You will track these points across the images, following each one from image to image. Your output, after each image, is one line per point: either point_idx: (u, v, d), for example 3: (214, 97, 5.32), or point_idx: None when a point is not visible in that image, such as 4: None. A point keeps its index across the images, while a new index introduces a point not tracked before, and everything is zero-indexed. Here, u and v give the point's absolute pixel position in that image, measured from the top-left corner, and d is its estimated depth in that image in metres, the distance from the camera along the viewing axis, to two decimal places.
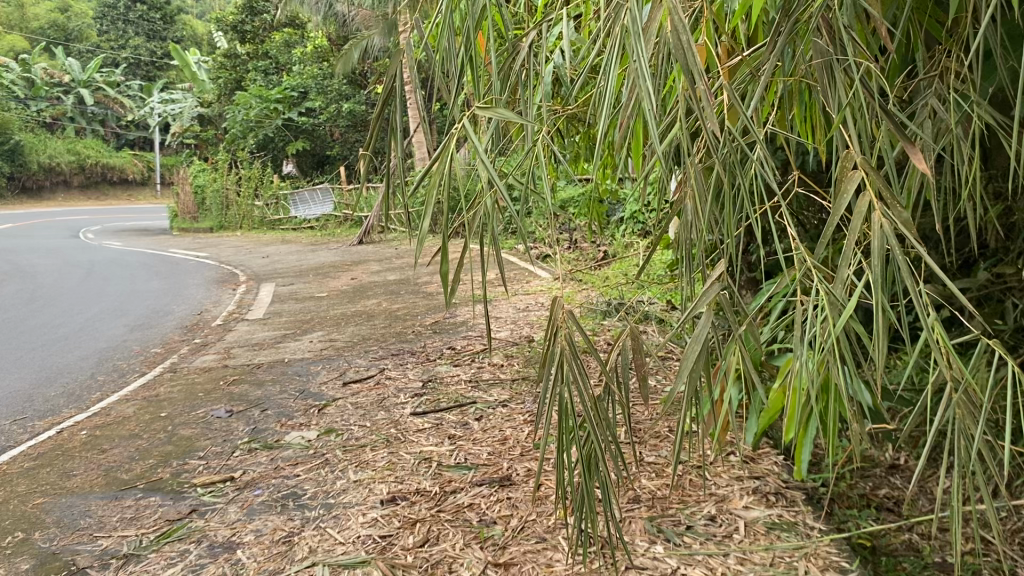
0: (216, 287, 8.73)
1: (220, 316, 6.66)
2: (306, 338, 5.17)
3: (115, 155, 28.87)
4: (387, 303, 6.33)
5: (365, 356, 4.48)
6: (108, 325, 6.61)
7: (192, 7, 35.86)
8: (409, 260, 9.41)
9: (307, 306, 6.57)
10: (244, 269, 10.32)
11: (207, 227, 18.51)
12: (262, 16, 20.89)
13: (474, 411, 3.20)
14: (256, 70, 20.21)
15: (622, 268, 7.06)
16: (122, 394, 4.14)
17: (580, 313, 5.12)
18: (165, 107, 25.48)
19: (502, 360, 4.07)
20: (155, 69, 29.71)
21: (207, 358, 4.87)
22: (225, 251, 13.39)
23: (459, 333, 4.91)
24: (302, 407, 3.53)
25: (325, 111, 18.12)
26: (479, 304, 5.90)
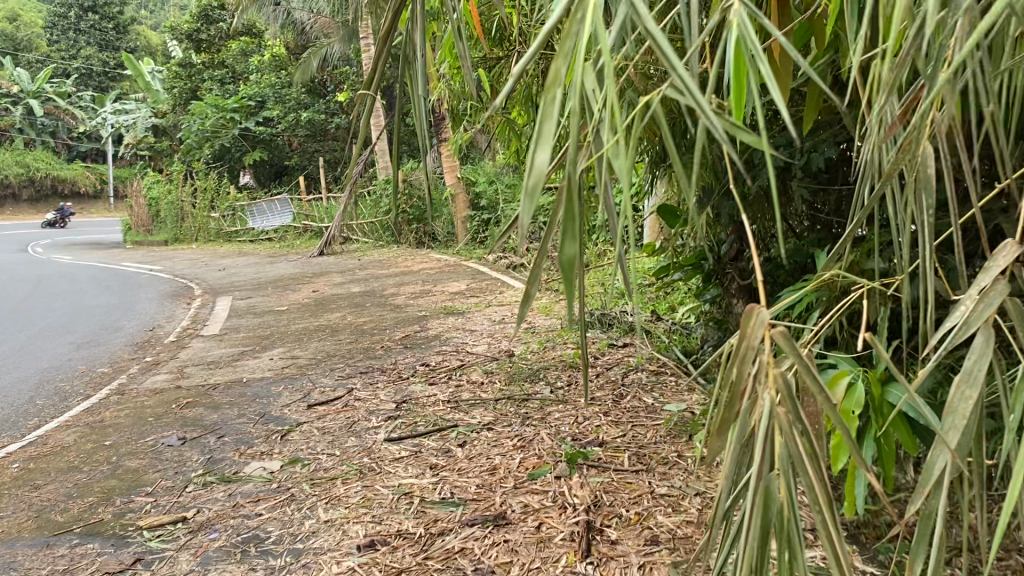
0: (170, 301, 8.30)
1: (174, 332, 6.26)
2: (266, 355, 4.82)
3: (65, 168, 28.10)
4: (352, 317, 6.00)
5: (331, 374, 4.14)
6: (51, 343, 6.17)
7: (146, 19, 35.21)
8: (373, 271, 9.06)
9: (267, 321, 6.21)
10: (199, 282, 9.88)
11: (161, 239, 17.91)
12: (218, 25, 20.47)
13: (457, 435, 2.90)
14: (212, 80, 19.75)
15: (596, 277, 6.84)
16: (62, 421, 3.75)
17: (560, 325, 4.85)
18: (118, 119, 24.86)
19: (483, 377, 3.77)
20: (107, 80, 28.97)
21: (158, 378, 4.49)
22: (179, 264, 12.89)
23: (432, 347, 4.60)
24: (263, 433, 3.19)
25: (283, 120, 17.75)
26: (451, 316, 5.61)
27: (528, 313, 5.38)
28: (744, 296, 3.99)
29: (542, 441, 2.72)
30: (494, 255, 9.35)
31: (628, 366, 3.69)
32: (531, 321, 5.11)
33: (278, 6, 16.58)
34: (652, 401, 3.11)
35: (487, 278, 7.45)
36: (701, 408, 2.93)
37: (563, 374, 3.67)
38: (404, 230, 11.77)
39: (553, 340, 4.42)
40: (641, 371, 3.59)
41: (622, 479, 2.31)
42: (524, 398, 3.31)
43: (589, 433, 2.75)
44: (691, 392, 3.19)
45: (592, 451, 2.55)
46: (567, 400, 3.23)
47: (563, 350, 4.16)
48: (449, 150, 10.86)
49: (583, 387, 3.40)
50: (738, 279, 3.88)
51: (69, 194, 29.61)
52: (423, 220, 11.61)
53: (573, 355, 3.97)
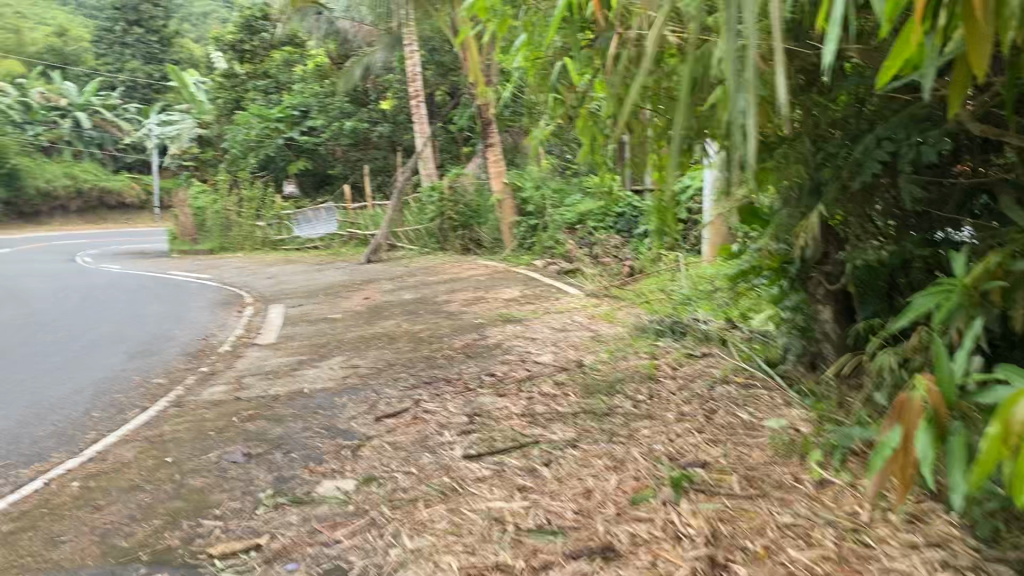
0: (222, 310, 8.24)
1: (227, 341, 6.15)
2: (324, 365, 4.65)
3: (112, 179, 28.59)
4: (408, 324, 5.83)
5: (395, 385, 3.96)
6: (105, 353, 6.10)
7: (190, 32, 35.66)
8: (423, 277, 8.91)
9: (322, 329, 6.06)
10: (249, 290, 9.83)
11: (207, 249, 18.03)
12: (260, 35, 20.53)
13: (540, 453, 2.69)
14: (256, 90, 19.79)
15: (658, 283, 6.60)
16: (120, 435, 3.61)
17: (629, 333, 4.62)
18: (163, 130, 25.13)
19: (556, 388, 3.55)
20: (152, 92, 29.35)
21: (215, 389, 4.35)
22: (227, 273, 12.88)
23: (496, 356, 4.40)
24: (331, 450, 3.02)
25: (327, 128, 17.73)
26: (510, 324, 5.39)
27: (592, 320, 5.15)
28: (832, 302, 3.78)
29: (635, 460, 2.51)
30: (543, 262, 9.15)
31: (712, 378, 3.47)
32: (597, 328, 4.89)
33: (320, 15, 16.56)
34: (748, 416, 2.90)
35: (543, 285, 7.24)
36: (806, 426, 2.70)
37: (644, 385, 3.45)
38: (451, 236, 11.61)
39: (625, 348, 4.19)
40: (727, 384, 3.36)
41: (737, 506, 2.09)
42: (605, 412, 3.08)
43: (688, 452, 2.55)
44: (791, 407, 2.95)
45: (698, 474, 2.34)
46: (653, 414, 3.01)
47: (639, 359, 3.92)
48: (497, 156, 10.68)
49: (667, 401, 3.18)
50: (825, 283, 3.74)
51: (115, 206, 30.16)
52: (470, 226, 11.46)
53: (650, 364, 3.75)
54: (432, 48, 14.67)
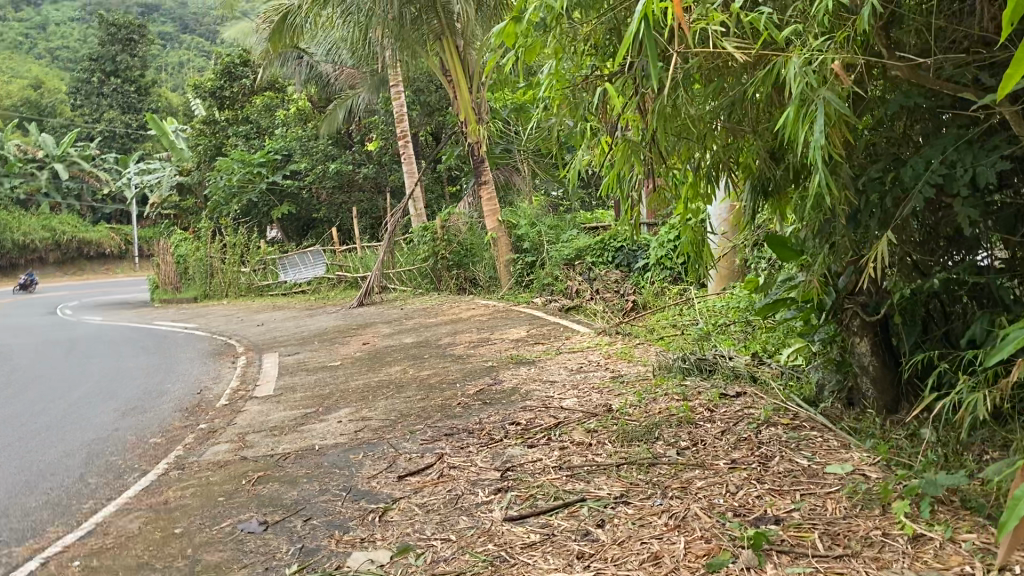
0: (213, 361, 7.98)
1: (224, 395, 5.87)
2: (332, 418, 4.41)
3: (91, 230, 28.30)
4: (413, 370, 5.58)
5: (413, 438, 3.72)
6: (94, 411, 5.83)
7: (169, 83, 35.63)
8: (420, 319, 8.68)
9: (322, 379, 5.80)
10: (240, 339, 9.57)
11: (191, 296, 17.73)
12: (240, 81, 20.44)
13: (590, 512, 2.47)
14: (237, 135, 19.62)
15: (666, 318, 6.43)
16: (120, 504, 3.35)
17: (652, 373, 4.40)
18: (143, 179, 24.89)
19: (587, 437, 3.32)
20: (131, 142, 29.20)
21: (218, 449, 4.09)
22: (214, 321, 12.60)
23: (515, 402, 4.17)
24: (357, 515, 2.78)
25: (310, 172, 17.46)
26: (522, 366, 5.18)
27: (609, 360, 4.95)
28: (869, 334, 3.59)
29: (698, 518, 2.31)
30: (543, 299, 8.98)
31: (754, 420, 3.27)
32: (617, 368, 4.68)
33: (301, 58, 16.68)
34: (807, 462, 2.70)
35: (549, 324, 7.04)
36: (875, 472, 2.52)
37: (683, 431, 3.24)
38: (445, 276, 11.43)
39: (652, 390, 3.97)
40: (773, 426, 3.16)
41: (829, 570, 1.89)
42: (651, 463, 2.87)
43: (756, 507, 2.34)
44: (851, 451, 2.77)
45: (774, 531, 2.13)
46: (702, 463, 2.81)
47: (671, 401, 3.70)
48: (489, 194, 10.54)
49: (714, 448, 2.97)
50: (861, 314, 3.55)
51: (95, 256, 29.85)
52: (463, 265, 11.27)
53: (684, 408, 3.53)
54: (417, 89, 14.62)
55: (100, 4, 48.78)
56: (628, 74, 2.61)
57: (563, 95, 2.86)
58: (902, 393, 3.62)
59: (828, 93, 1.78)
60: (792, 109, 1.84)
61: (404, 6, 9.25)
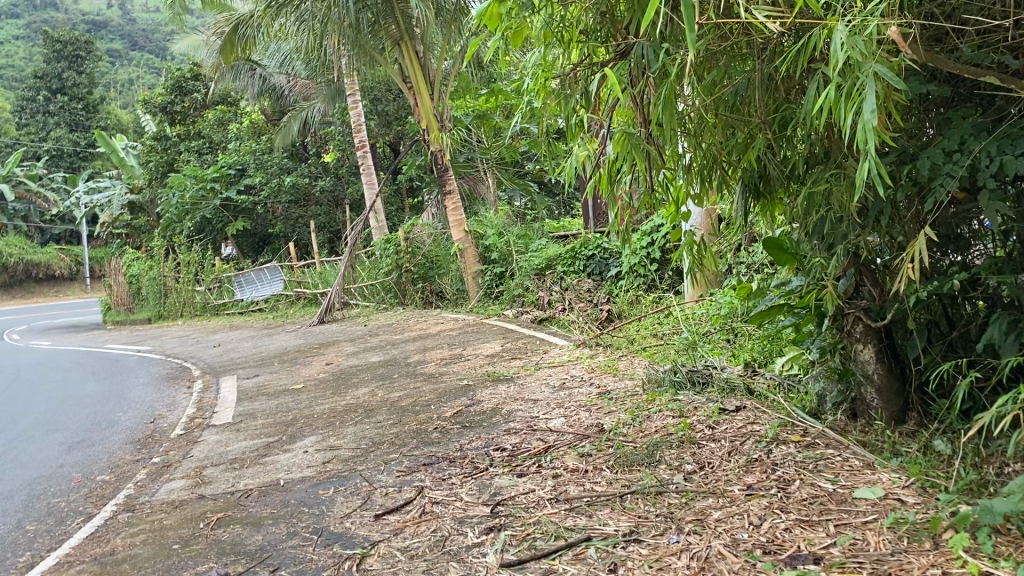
0: (168, 385, 7.56)
1: (179, 424, 5.48)
2: (297, 448, 4.06)
3: (40, 252, 27.46)
4: (383, 392, 5.25)
5: (388, 468, 3.40)
6: (38, 446, 5.40)
7: (117, 99, 34.74)
8: (386, 336, 8.33)
9: (286, 403, 5.44)
10: (196, 361, 9.13)
11: (145, 317, 17.13)
12: (192, 95, 19.84)
13: (598, 553, 2.19)
14: (189, 151, 19.08)
15: (644, 327, 6.18)
16: (59, 556, 2.98)
17: (641, 387, 4.13)
18: (92, 198, 24.15)
19: (581, 463, 3.04)
20: (79, 160, 28.36)
21: (172, 487, 3.72)
22: (169, 343, 12.11)
23: (497, 425, 3.86)
24: (331, 563, 2.45)
25: (266, 186, 16.98)
26: (500, 384, 4.88)
27: (593, 374, 4.69)
28: (872, 340, 3.37)
29: (723, 558, 2.04)
30: (513, 311, 8.70)
31: (761, 437, 3.01)
32: (602, 383, 4.40)
33: (254, 70, 16.21)
34: (831, 486, 2.46)
35: (522, 337, 6.76)
36: (911, 496, 2.29)
37: (686, 452, 2.97)
38: (410, 290, 11.10)
39: (644, 407, 3.71)
40: (784, 443, 2.91)
41: None
42: (658, 492, 2.59)
43: (789, 543, 2.08)
44: (878, 472, 2.55)
45: (815, 573, 1.88)
46: (714, 490, 2.55)
47: (667, 418, 3.44)
48: (453, 205, 10.24)
49: (726, 472, 2.72)
50: (864, 319, 3.33)
51: (44, 278, 28.96)
52: (428, 278, 10.93)
53: (683, 425, 3.27)
54: (375, 100, 14.25)
55: (45, 21, 47.59)
56: (626, 55, 2.38)
57: (550, 85, 2.62)
58: (909, 402, 3.40)
59: (879, 66, 1.54)
60: (835, 84, 1.62)
61: (360, 12, 8.91)
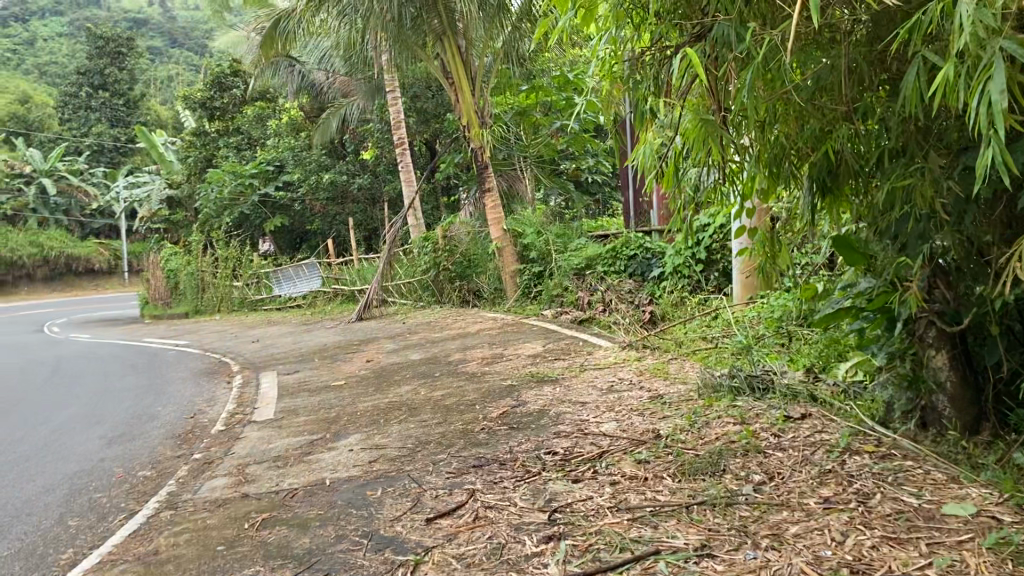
0: (207, 380, 7.54)
1: (219, 420, 5.42)
2: (341, 447, 3.96)
3: (80, 246, 27.86)
4: (426, 391, 5.15)
5: (436, 470, 3.29)
6: (79, 439, 5.38)
7: (157, 96, 35.12)
8: (425, 334, 8.24)
9: (327, 400, 5.36)
10: (234, 356, 9.12)
11: (182, 312, 17.27)
12: (231, 91, 19.97)
13: (669, 568, 2.05)
14: (228, 147, 19.18)
15: (693, 330, 6.02)
16: (102, 553, 2.91)
17: (696, 392, 3.98)
18: (132, 193, 24.41)
19: (639, 470, 2.91)
20: (120, 156, 28.69)
21: (215, 484, 3.64)
22: (207, 337, 12.16)
23: (546, 427, 3.73)
24: (383, 570, 2.35)
25: (304, 183, 17.00)
26: (546, 385, 4.75)
27: (643, 377, 4.55)
28: (947, 345, 3.21)
29: None
30: (553, 310, 8.58)
31: (832, 447, 2.88)
32: (653, 387, 4.26)
33: (293, 67, 16.24)
34: (916, 501, 2.30)
35: (564, 337, 6.62)
36: (1007, 513, 2.13)
37: (752, 462, 2.84)
38: (447, 288, 11.03)
39: (702, 412, 3.57)
40: (858, 454, 2.77)
41: None
42: (727, 503, 2.45)
43: (880, 562, 1.93)
44: (966, 486, 2.37)
45: None
46: (788, 503, 2.40)
47: (728, 425, 3.31)
48: (492, 201, 10.10)
49: (799, 484, 2.58)
50: (938, 323, 3.17)
51: (83, 272, 29.39)
52: (466, 277, 10.86)
53: (746, 433, 3.12)
54: (414, 97, 14.19)
55: (88, 19, 48.24)
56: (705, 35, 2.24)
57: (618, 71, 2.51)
58: (983, 410, 3.24)
59: (1008, 41, 1.43)
60: (955, 64, 1.51)
61: (403, 6, 8.83)
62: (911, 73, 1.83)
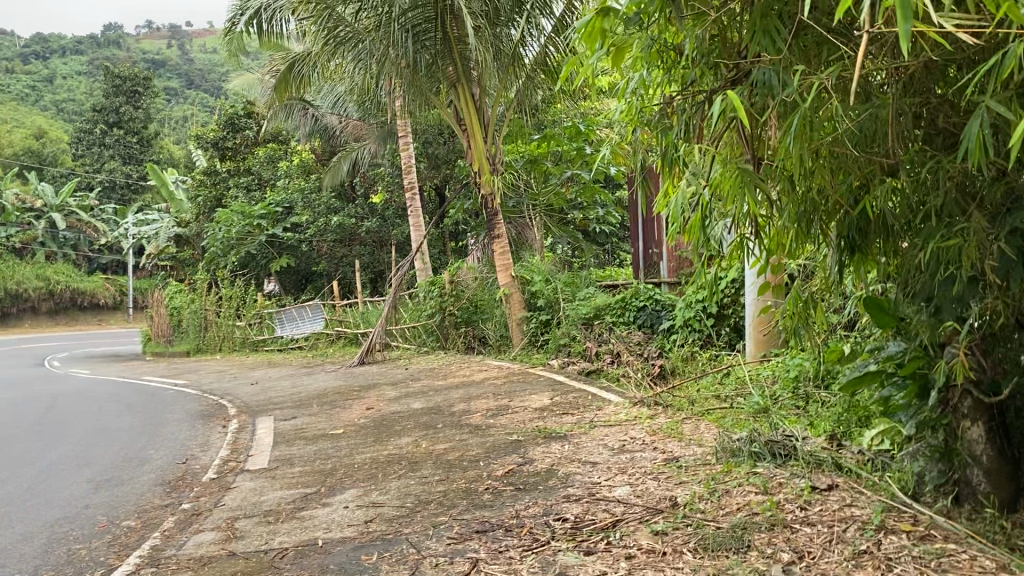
0: (203, 423, 7.33)
1: (212, 467, 5.21)
2: (337, 503, 3.75)
3: (86, 280, 27.81)
4: (428, 443, 4.94)
5: (437, 534, 3.08)
6: (65, 482, 5.16)
7: (171, 136, 35.40)
8: (429, 381, 8.04)
9: (324, 450, 5.16)
10: (233, 398, 8.92)
11: (184, 350, 17.10)
12: (243, 132, 20.04)
13: None
14: (238, 187, 19.19)
15: (706, 387, 5.82)
16: None
17: (715, 457, 3.78)
18: (141, 229, 24.42)
19: (657, 544, 2.70)
20: (131, 193, 28.80)
21: (201, 540, 3.43)
22: (206, 377, 11.96)
23: (555, 490, 3.52)
24: None
25: (312, 225, 16.93)
26: (554, 441, 4.54)
27: (656, 437, 4.34)
28: (983, 417, 3.02)
29: None
30: (560, 361, 8.39)
31: (865, 524, 2.67)
32: (667, 448, 4.06)
33: (306, 110, 16.30)
34: None
35: (573, 390, 6.42)
36: None
37: (779, 537, 2.63)
38: (452, 334, 10.87)
39: (721, 479, 3.36)
40: (894, 533, 2.56)
41: None
42: None
43: None
44: None
45: None
46: None
47: (751, 495, 3.10)
48: (501, 248, 9.97)
49: (833, 566, 2.36)
50: (975, 393, 2.99)
51: (88, 307, 29.31)
52: (471, 323, 10.70)
53: (771, 504, 2.92)
54: (426, 142, 14.18)
55: (108, 58, 48.95)
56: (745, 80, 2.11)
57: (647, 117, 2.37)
58: (1021, 486, 3.04)
59: None
60: None
61: (418, 52, 8.86)
62: (975, 124, 1.68)
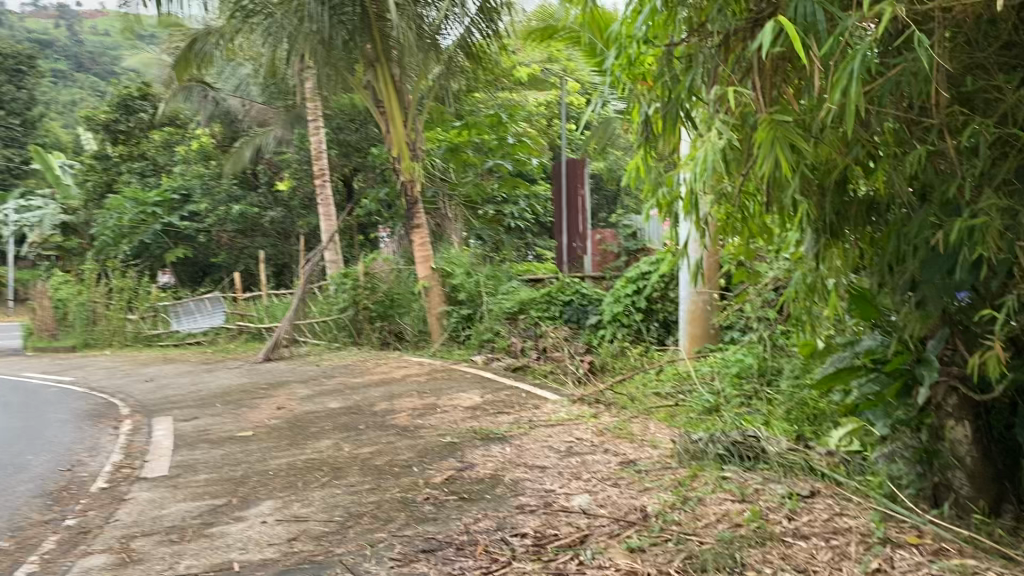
0: (91, 425, 6.61)
1: (102, 474, 4.60)
2: (252, 517, 3.26)
3: None
4: (350, 447, 4.48)
5: (375, 555, 2.65)
6: None
7: (56, 118, 33.16)
8: (343, 378, 7.53)
9: (232, 454, 4.62)
10: (124, 397, 8.16)
11: (69, 345, 15.89)
12: (137, 115, 18.64)
13: None
14: (130, 172, 17.97)
15: (644, 382, 5.56)
16: None
17: (677, 460, 3.48)
18: (22, 216, 22.75)
19: (637, 562, 2.36)
20: (11, 178, 26.82)
21: (90, 565, 2.89)
22: (94, 375, 11.04)
23: (505, 499, 3.14)
24: None
25: (211, 214, 16.16)
26: (492, 444, 4.15)
27: (607, 438, 4.02)
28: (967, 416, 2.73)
29: None
30: (482, 356, 8.03)
31: (866, 537, 2.40)
32: (621, 451, 3.73)
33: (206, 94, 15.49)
34: None
35: (501, 388, 6.06)
36: None
37: (774, 554, 2.32)
38: (366, 328, 10.35)
39: (690, 485, 3.06)
40: (902, 547, 2.31)
41: None
42: None
43: None
44: None
45: None
46: None
47: (729, 503, 2.80)
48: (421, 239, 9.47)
49: None
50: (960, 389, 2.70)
51: None
52: (387, 317, 10.20)
53: (754, 513, 2.63)
54: (336, 127, 13.68)
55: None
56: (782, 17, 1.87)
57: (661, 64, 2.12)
58: (1004, 489, 2.74)
59: None
60: None
61: (336, 27, 8.15)
62: None
